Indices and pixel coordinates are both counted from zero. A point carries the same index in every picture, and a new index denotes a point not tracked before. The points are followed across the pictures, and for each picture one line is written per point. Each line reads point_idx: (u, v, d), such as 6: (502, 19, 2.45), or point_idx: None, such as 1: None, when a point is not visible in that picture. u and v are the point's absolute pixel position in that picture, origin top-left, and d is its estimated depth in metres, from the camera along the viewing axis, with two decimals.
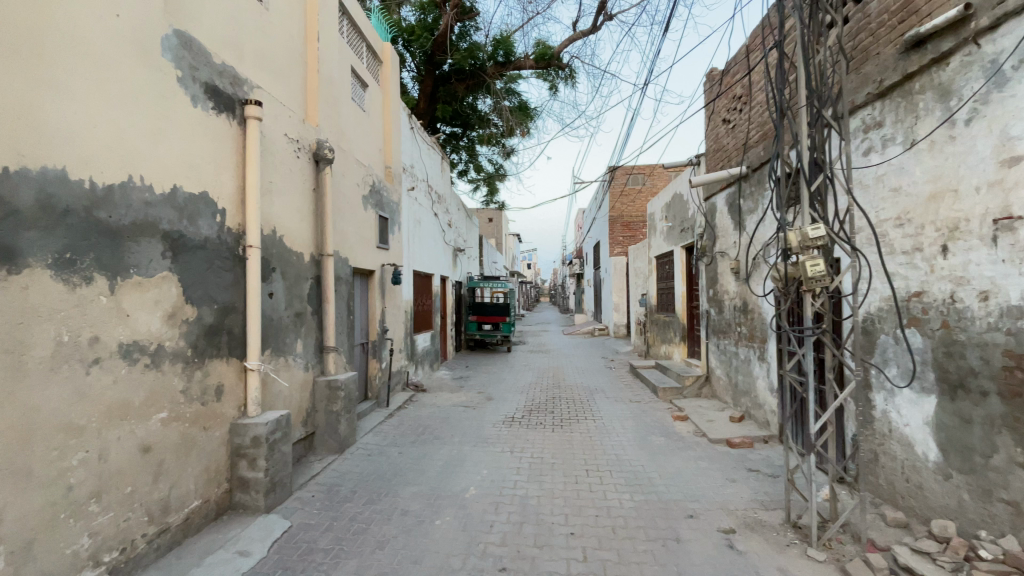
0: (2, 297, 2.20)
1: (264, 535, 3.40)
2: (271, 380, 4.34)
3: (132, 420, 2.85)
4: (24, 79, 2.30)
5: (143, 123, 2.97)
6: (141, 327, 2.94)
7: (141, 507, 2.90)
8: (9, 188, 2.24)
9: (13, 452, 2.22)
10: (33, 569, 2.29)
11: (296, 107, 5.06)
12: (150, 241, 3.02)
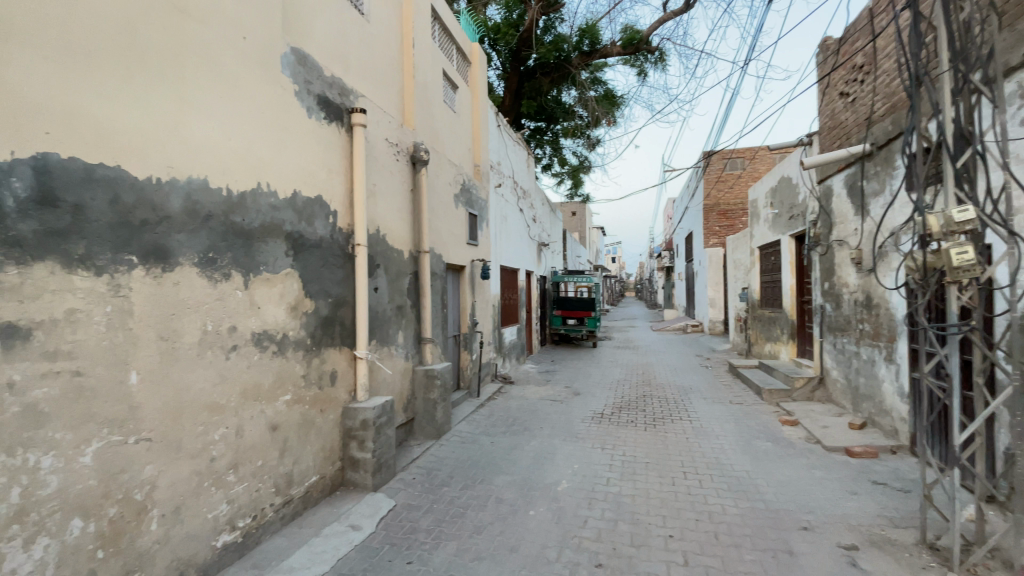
0: (162, 292, 2.55)
1: (373, 512, 3.67)
2: (376, 369, 4.66)
3: (262, 401, 3.20)
4: (176, 101, 2.65)
5: (267, 134, 3.30)
6: (269, 318, 3.29)
7: (269, 479, 3.25)
8: (164, 197, 2.57)
9: (171, 425, 2.57)
10: (187, 527, 2.65)
11: (395, 112, 5.36)
12: (275, 241, 3.36)
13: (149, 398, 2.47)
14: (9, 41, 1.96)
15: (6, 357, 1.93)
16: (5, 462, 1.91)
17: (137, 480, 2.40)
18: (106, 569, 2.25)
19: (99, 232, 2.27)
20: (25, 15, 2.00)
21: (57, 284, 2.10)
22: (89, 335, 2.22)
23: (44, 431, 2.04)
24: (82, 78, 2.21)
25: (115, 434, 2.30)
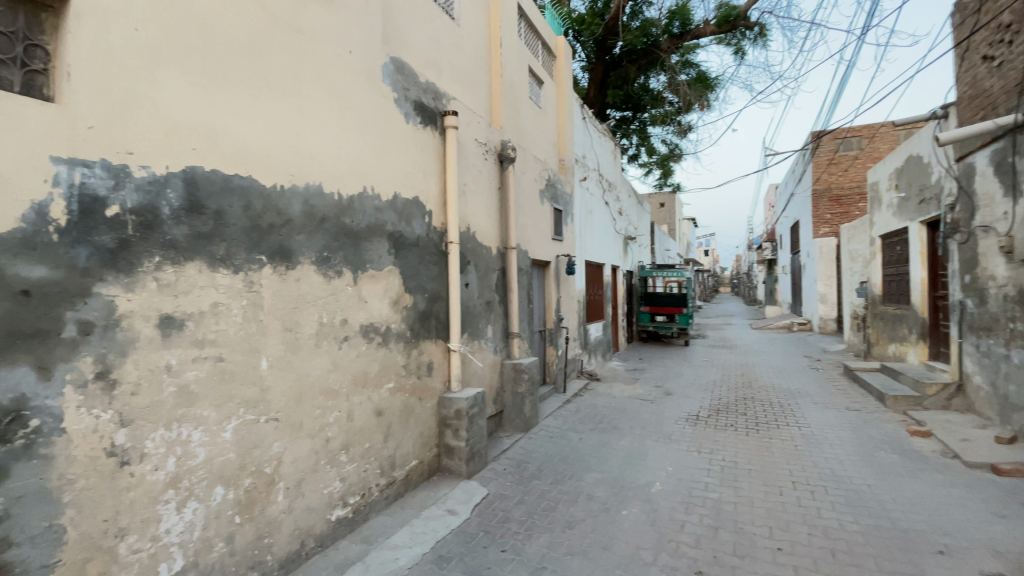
0: (285, 287, 2.84)
1: (467, 499, 3.82)
2: (468, 361, 4.83)
3: (368, 388, 3.44)
4: (294, 115, 2.92)
5: (370, 141, 3.53)
6: (374, 312, 3.53)
7: (375, 461, 3.50)
8: (286, 202, 2.85)
9: (294, 407, 2.86)
10: (307, 500, 2.94)
11: (484, 112, 5.48)
12: (379, 240, 3.60)
13: (276, 383, 2.76)
14: (167, 71, 2.25)
15: (166, 344, 2.25)
16: (167, 434, 2.23)
17: (267, 455, 2.69)
18: (244, 531, 2.56)
19: (235, 235, 2.56)
20: (178, 47, 2.30)
21: (204, 281, 2.41)
22: (228, 325, 2.52)
23: (195, 408, 2.35)
24: (221, 99, 2.49)
25: (249, 413, 2.60)
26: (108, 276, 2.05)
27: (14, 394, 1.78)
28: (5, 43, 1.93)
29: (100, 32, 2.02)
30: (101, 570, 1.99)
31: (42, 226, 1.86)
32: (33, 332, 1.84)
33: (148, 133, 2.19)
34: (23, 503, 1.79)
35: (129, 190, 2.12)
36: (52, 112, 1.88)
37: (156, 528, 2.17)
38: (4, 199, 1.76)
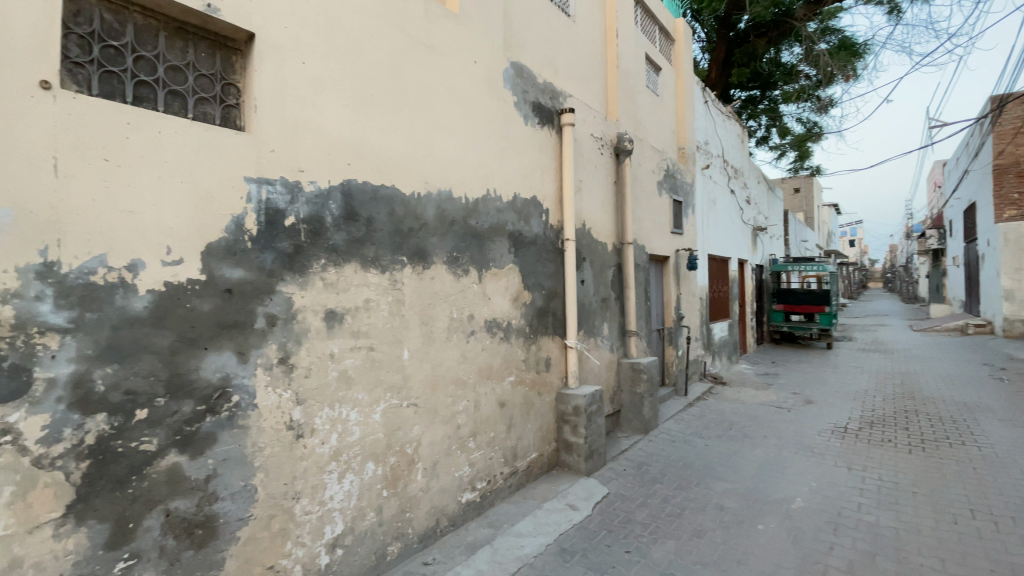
0: (421, 285, 3.09)
1: (588, 496, 3.83)
2: (585, 358, 4.82)
3: (493, 381, 3.62)
4: (427, 125, 3.15)
5: (493, 145, 3.70)
6: (497, 308, 3.70)
7: (499, 451, 3.66)
8: (422, 207, 3.10)
9: (429, 395, 3.10)
10: (441, 482, 3.18)
11: (600, 106, 5.41)
12: (501, 239, 3.75)
13: (414, 372, 3.02)
14: (327, 96, 2.58)
15: (329, 335, 2.58)
16: (330, 413, 2.56)
17: (407, 437, 2.96)
18: (389, 504, 2.85)
19: (381, 238, 2.85)
20: (334, 74, 2.61)
21: (356, 279, 2.72)
22: (376, 319, 2.82)
23: (351, 391, 2.67)
24: (368, 117, 2.78)
25: (393, 398, 2.88)
26: (286, 276, 2.41)
27: (223, 373, 2.17)
28: (209, 84, 2.31)
29: (277, 69, 2.37)
30: (283, 525, 2.35)
31: (240, 236, 2.24)
32: (236, 323, 2.23)
33: (314, 152, 2.52)
34: (230, 463, 2.18)
35: (301, 203, 2.48)
36: (245, 140, 2.25)
37: (322, 493, 2.51)
38: (215, 214, 2.15)
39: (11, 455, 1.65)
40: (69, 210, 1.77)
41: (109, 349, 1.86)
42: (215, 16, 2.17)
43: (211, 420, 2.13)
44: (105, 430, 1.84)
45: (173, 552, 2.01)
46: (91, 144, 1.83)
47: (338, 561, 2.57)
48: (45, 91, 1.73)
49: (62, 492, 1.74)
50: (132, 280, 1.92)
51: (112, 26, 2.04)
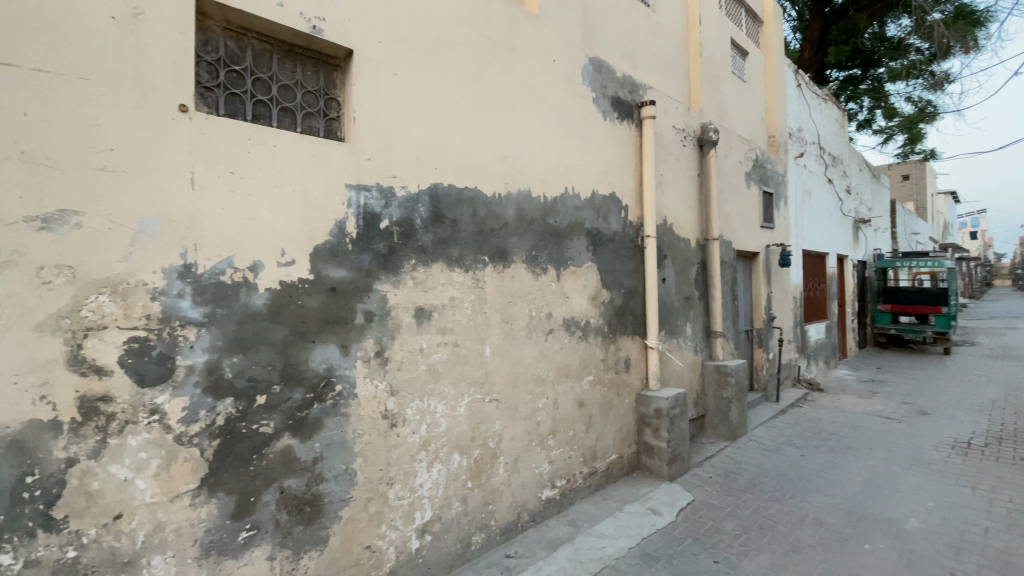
0: (502, 283, 3.15)
1: (671, 501, 3.71)
2: (666, 359, 4.67)
3: (572, 380, 3.62)
4: (509, 126, 3.21)
5: (571, 143, 3.68)
6: (576, 307, 3.69)
7: (579, 450, 3.66)
8: (503, 207, 3.16)
9: (511, 391, 3.17)
10: (522, 477, 3.23)
11: (682, 97, 5.20)
12: (580, 237, 3.73)
13: (496, 368, 3.09)
14: (416, 104, 2.70)
15: (418, 331, 2.71)
16: (419, 405, 2.70)
17: (490, 432, 3.04)
18: (473, 496, 2.94)
19: (466, 239, 2.95)
20: (423, 82, 2.73)
21: (443, 278, 2.84)
22: (461, 316, 2.92)
23: (438, 385, 2.79)
24: (453, 121, 2.88)
25: (476, 393, 2.97)
26: (381, 275, 2.57)
27: (327, 365, 2.37)
28: (314, 100, 2.51)
29: (372, 82, 2.53)
30: (379, 508, 2.51)
31: (342, 239, 2.42)
32: (338, 319, 2.41)
33: (404, 158, 2.66)
34: (333, 448, 2.37)
35: (394, 207, 2.63)
36: (345, 150, 2.43)
37: (413, 480, 2.65)
38: (321, 219, 2.34)
39: (160, 431, 1.90)
40: (203, 218, 2.01)
41: (235, 341, 2.10)
42: (320, 36, 2.36)
43: (317, 407, 2.33)
44: (232, 413, 2.08)
45: (286, 526, 2.21)
46: (220, 160, 2.06)
47: (427, 546, 2.70)
48: (184, 114, 1.97)
49: (198, 466, 1.98)
50: (253, 279, 2.14)
51: (234, 53, 2.27)
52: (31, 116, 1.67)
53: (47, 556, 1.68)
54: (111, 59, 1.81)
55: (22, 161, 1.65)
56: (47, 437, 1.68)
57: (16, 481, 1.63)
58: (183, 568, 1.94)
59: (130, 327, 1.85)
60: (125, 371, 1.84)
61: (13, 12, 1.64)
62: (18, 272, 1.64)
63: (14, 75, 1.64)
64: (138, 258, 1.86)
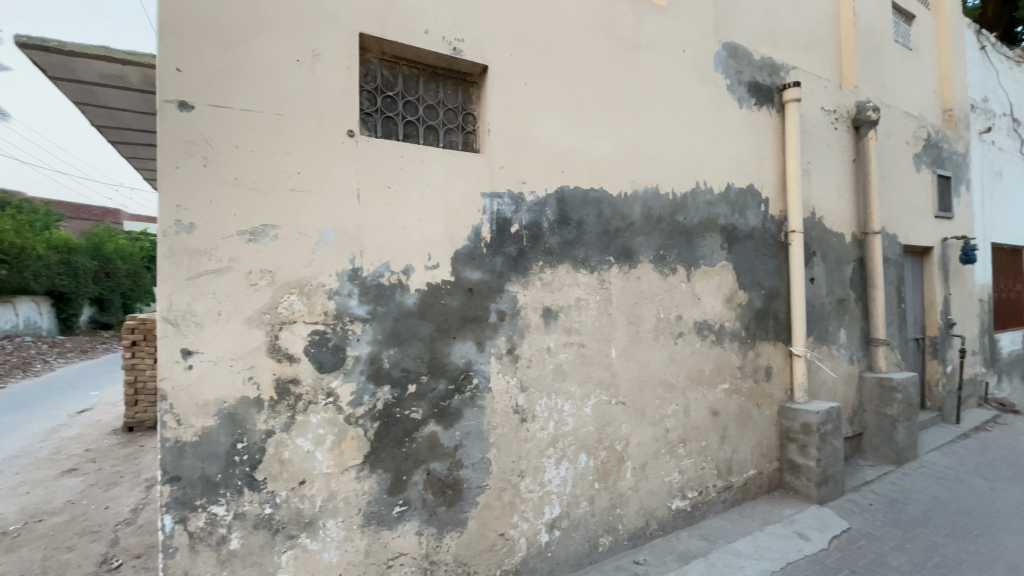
0: (630, 284, 3.12)
1: (822, 527, 3.33)
2: (815, 368, 4.21)
3: (705, 387, 3.44)
4: (636, 124, 3.15)
5: (703, 136, 3.50)
6: (708, 309, 3.49)
7: (712, 461, 3.46)
8: (631, 207, 3.12)
9: (638, 395, 3.11)
10: (651, 484, 3.15)
11: (832, 76, 4.64)
12: (712, 235, 3.53)
13: (623, 370, 3.06)
14: (545, 110, 2.79)
15: (546, 330, 2.79)
16: (548, 402, 2.77)
17: (618, 434, 3.02)
18: (601, 497, 2.94)
19: (592, 240, 2.97)
20: (551, 89, 2.81)
21: (570, 279, 2.88)
22: (587, 317, 2.94)
23: (566, 384, 2.84)
24: (580, 124, 2.92)
25: (603, 394, 2.97)
26: (513, 276, 2.69)
27: (466, 360, 2.55)
28: (453, 116, 2.72)
29: (505, 93, 2.66)
30: (511, 498, 2.64)
31: (478, 243, 2.59)
32: (475, 317, 2.58)
33: (534, 163, 2.75)
34: (471, 437, 2.54)
35: (524, 211, 2.74)
36: (482, 159, 2.59)
37: (543, 475, 2.73)
38: (461, 226, 2.53)
39: (333, 411, 2.21)
40: (366, 228, 2.29)
41: (391, 336, 2.36)
42: (459, 57, 2.55)
43: (458, 399, 2.51)
44: (388, 399, 2.34)
45: (431, 506, 2.42)
46: (378, 176, 2.33)
47: (556, 542, 2.77)
48: (351, 138, 2.26)
49: (361, 444, 2.26)
50: (405, 281, 2.39)
51: (388, 80, 2.55)
52: (242, 149, 2.05)
53: (252, 509, 2.04)
54: (297, 96, 2.15)
55: (236, 186, 2.03)
56: (252, 411, 2.05)
57: (232, 445, 2.01)
58: (350, 532, 2.22)
59: (311, 321, 2.17)
60: (307, 359, 2.17)
61: (231, 66, 2.03)
62: (234, 276, 2.02)
63: (232, 117, 2.03)
64: (318, 264, 2.19)
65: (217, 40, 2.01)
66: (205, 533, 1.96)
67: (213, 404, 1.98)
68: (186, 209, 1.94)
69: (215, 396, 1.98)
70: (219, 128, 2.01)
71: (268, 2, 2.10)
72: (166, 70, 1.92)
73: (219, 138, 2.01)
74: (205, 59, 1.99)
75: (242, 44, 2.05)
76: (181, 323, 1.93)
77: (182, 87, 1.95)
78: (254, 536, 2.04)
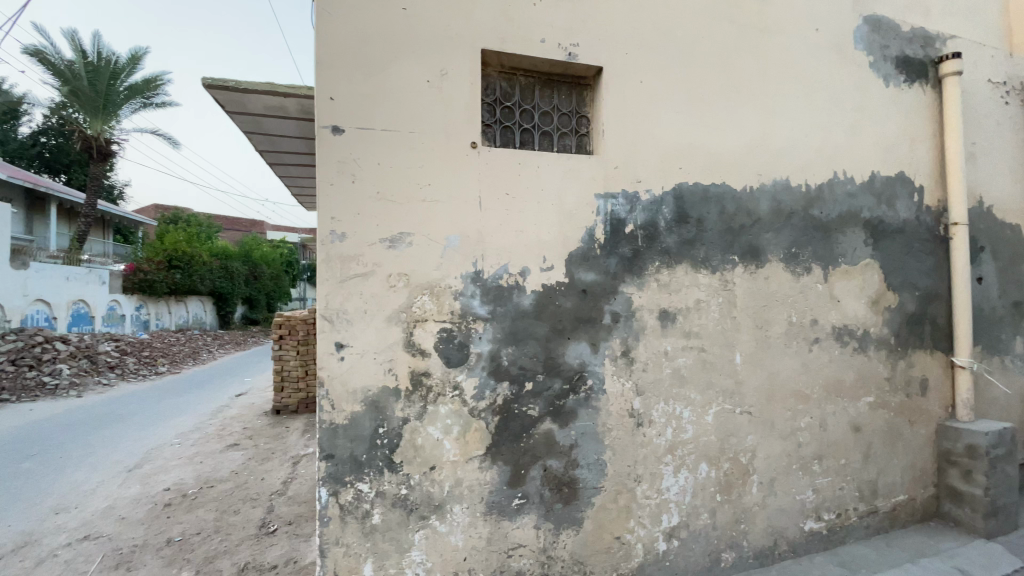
0: (757, 286, 2.93)
1: (995, 566, 2.86)
2: (984, 383, 3.61)
3: (845, 398, 3.11)
4: (762, 114, 2.95)
5: (841, 120, 3.17)
6: (849, 313, 3.16)
7: (852, 481, 3.12)
8: (756, 201, 2.93)
9: (766, 404, 2.91)
10: (780, 501, 2.93)
11: (1003, 40, 3.95)
12: (852, 231, 3.19)
13: (749, 377, 2.88)
14: (662, 108, 2.72)
15: (664, 333, 2.73)
16: (666, 407, 2.71)
17: (742, 445, 2.85)
18: (723, 510, 2.80)
19: (713, 238, 2.84)
20: (668, 85, 2.74)
21: (688, 280, 2.79)
22: (708, 320, 2.82)
23: (685, 390, 2.75)
24: (700, 118, 2.80)
25: (726, 402, 2.82)
26: (628, 278, 2.67)
27: (581, 360, 2.58)
28: (567, 120, 2.77)
29: (621, 93, 2.65)
30: (628, 502, 2.61)
31: (593, 244, 2.61)
32: (590, 318, 2.60)
33: (651, 162, 2.70)
34: (586, 437, 2.56)
35: (639, 210, 2.70)
36: (597, 161, 2.60)
37: (661, 482, 2.67)
38: (576, 227, 2.57)
39: (458, 404, 2.37)
40: (487, 233, 2.42)
41: (510, 334, 2.46)
42: (574, 61, 2.59)
43: (573, 398, 2.55)
44: (507, 395, 2.45)
45: (549, 501, 2.49)
46: (499, 183, 2.44)
47: (675, 551, 2.69)
48: (473, 149, 2.40)
49: (484, 436, 2.40)
50: (522, 282, 2.48)
51: (506, 91, 2.67)
52: (382, 165, 2.28)
53: (391, 488, 2.26)
54: (427, 114, 2.34)
55: (377, 198, 2.26)
56: (391, 400, 2.27)
57: (374, 429, 2.25)
58: (474, 519, 2.36)
59: (440, 320, 2.35)
60: (437, 354, 2.35)
61: (372, 91, 2.27)
62: (376, 279, 2.25)
63: (374, 137, 2.27)
64: (445, 267, 2.36)
65: (361, 69, 2.26)
66: (353, 507, 2.21)
67: (359, 392, 2.23)
68: (338, 221, 2.20)
69: (361, 385, 2.23)
70: (363, 147, 2.25)
71: (403, 30, 2.31)
72: (321, 100, 2.21)
73: (363, 157, 2.25)
74: (353, 87, 2.25)
75: (381, 70, 2.28)
76: (334, 320, 2.19)
77: (334, 113, 2.22)
78: (392, 513, 2.26)
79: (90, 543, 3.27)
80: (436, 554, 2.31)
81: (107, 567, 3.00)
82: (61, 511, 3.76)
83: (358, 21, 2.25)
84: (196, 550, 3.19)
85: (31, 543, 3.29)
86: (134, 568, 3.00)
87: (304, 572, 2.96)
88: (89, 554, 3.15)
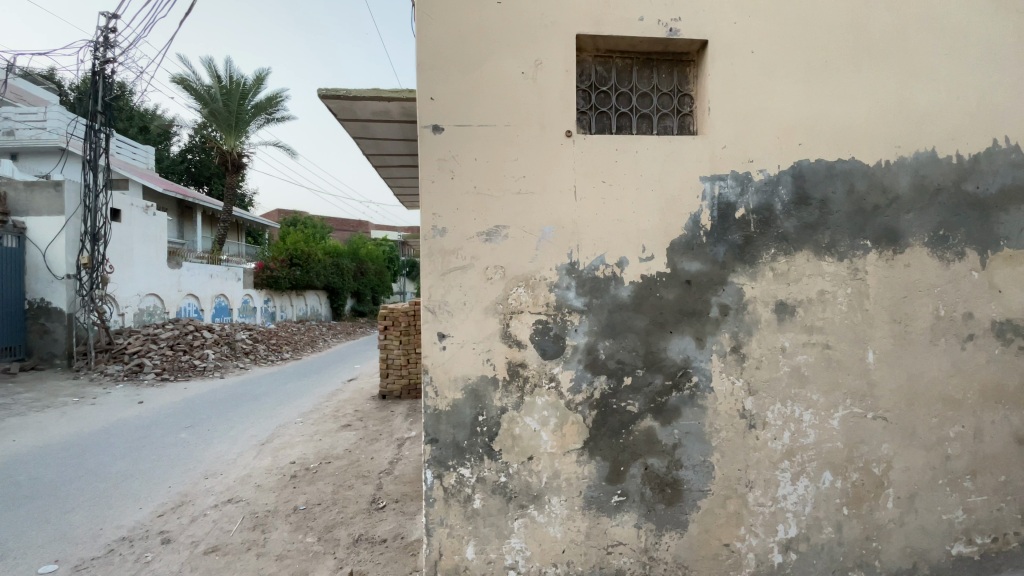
0: (894, 274, 2.56)
1: None
2: None
3: (1007, 406, 2.63)
4: (900, 76, 2.57)
5: (1005, 75, 2.65)
6: (1014, 306, 2.65)
7: (1016, 502, 2.64)
8: (891, 177, 2.56)
9: (905, 409, 2.55)
10: (921, 520, 2.56)
11: None
12: (1019, 208, 2.67)
13: (884, 379, 2.54)
14: (776, 79, 2.47)
15: (780, 327, 2.49)
16: (782, 409, 2.48)
17: (875, 454, 2.52)
18: (852, 525, 2.50)
19: (840, 221, 2.53)
20: (784, 52, 2.47)
21: (810, 269, 2.52)
22: (834, 313, 2.52)
23: (805, 390, 2.49)
24: (823, 88, 2.50)
25: (855, 406, 2.51)
26: (737, 267, 2.48)
27: (684, 355, 2.44)
28: (668, 100, 2.61)
29: (728, 68, 2.44)
30: (737, 509, 2.44)
31: (697, 231, 2.44)
32: (694, 312, 2.45)
33: (764, 139, 2.46)
34: (691, 437, 2.42)
35: (751, 193, 2.48)
36: (702, 142, 2.42)
37: (776, 490, 2.46)
38: (678, 214, 2.42)
39: (555, 396, 2.36)
40: (583, 223, 2.37)
41: (607, 328, 2.40)
42: (676, 37, 2.43)
43: (676, 395, 2.43)
44: (605, 389, 2.39)
45: (650, 501, 2.40)
46: (594, 171, 2.37)
47: (792, 565, 2.46)
48: (568, 138, 2.35)
49: (581, 430, 2.37)
50: (620, 273, 2.40)
51: (602, 75, 2.58)
52: (480, 160, 2.32)
53: (490, 475, 2.32)
54: (522, 106, 2.34)
55: (474, 193, 2.31)
56: (490, 389, 2.32)
57: (475, 416, 2.32)
58: (572, 512, 2.34)
59: (536, 311, 2.35)
60: (533, 346, 2.35)
61: (470, 87, 2.31)
62: (474, 273, 2.31)
63: (471, 133, 2.31)
64: (541, 259, 2.35)
65: (458, 67, 2.31)
66: (455, 490, 2.31)
67: (459, 380, 2.31)
68: (439, 216, 2.29)
69: (461, 373, 2.31)
70: (462, 144, 2.31)
71: (498, 23, 2.32)
72: (423, 101, 2.30)
73: (461, 153, 2.31)
74: (451, 84, 2.31)
75: (478, 66, 2.32)
76: (436, 311, 2.29)
77: (434, 113, 2.30)
78: (492, 500, 2.32)
79: (234, 505, 3.75)
80: (535, 543, 2.32)
81: (246, 527, 3.41)
82: (211, 477, 4.35)
83: (457, 20, 2.31)
84: (317, 518, 3.52)
85: (187, 502, 3.84)
86: (268, 530, 3.38)
87: (411, 548, 3.15)
88: (233, 515, 3.60)
